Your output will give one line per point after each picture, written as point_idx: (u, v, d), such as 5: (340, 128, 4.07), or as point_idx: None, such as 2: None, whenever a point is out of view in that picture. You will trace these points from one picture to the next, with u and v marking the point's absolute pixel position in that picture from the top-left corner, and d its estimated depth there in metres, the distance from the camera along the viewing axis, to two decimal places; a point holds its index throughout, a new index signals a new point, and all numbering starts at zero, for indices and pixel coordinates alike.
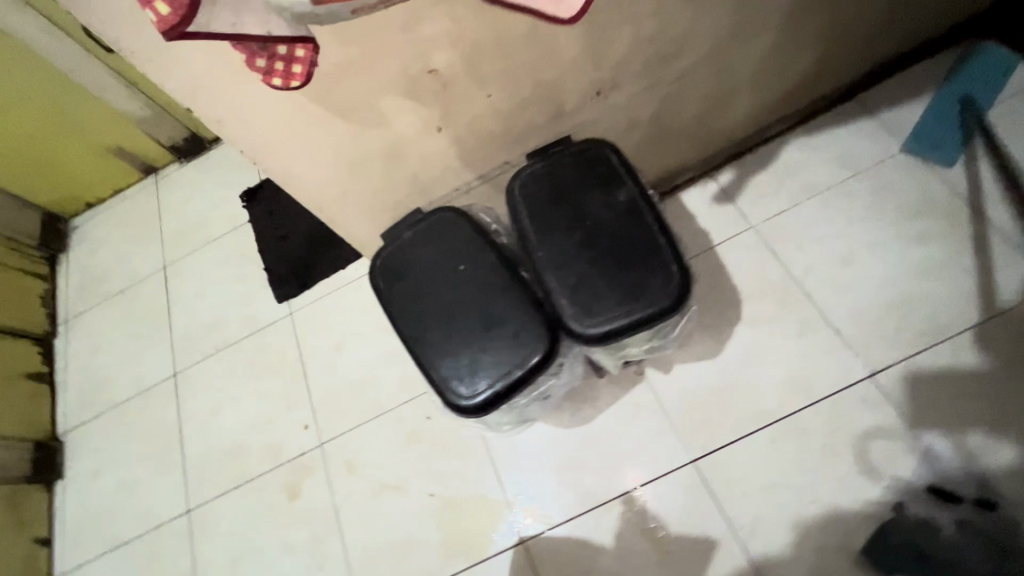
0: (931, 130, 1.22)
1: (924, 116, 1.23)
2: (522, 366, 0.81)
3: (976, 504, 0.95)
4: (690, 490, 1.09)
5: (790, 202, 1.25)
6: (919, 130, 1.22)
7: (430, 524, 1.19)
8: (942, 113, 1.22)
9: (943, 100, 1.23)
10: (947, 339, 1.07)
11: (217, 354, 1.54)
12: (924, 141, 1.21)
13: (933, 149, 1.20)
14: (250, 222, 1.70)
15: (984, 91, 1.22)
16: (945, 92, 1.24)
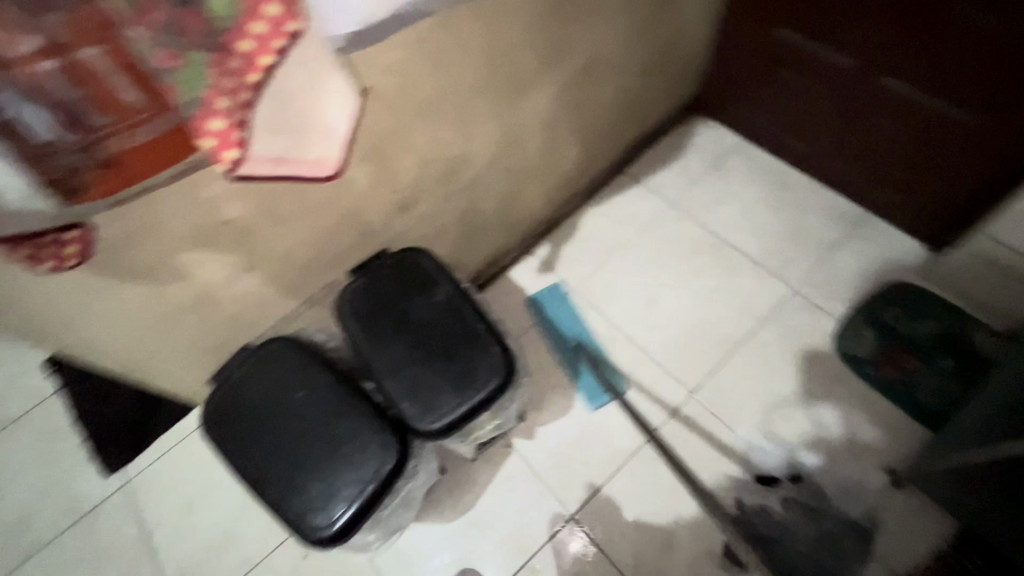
0: (586, 377, 1.30)
1: (568, 360, 1.33)
2: (375, 478, 0.83)
3: (791, 479, 1.14)
4: (575, 545, 1.14)
5: (566, 329, 1.37)
6: (580, 384, 1.30)
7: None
8: (572, 358, 1.33)
9: (566, 343, 1.35)
10: (736, 348, 1.30)
11: (32, 559, 1.28)
12: (591, 392, 1.29)
13: (599, 397, 1.28)
14: (60, 391, 1.49)
15: (572, 317, 1.39)
16: (559, 334, 1.36)
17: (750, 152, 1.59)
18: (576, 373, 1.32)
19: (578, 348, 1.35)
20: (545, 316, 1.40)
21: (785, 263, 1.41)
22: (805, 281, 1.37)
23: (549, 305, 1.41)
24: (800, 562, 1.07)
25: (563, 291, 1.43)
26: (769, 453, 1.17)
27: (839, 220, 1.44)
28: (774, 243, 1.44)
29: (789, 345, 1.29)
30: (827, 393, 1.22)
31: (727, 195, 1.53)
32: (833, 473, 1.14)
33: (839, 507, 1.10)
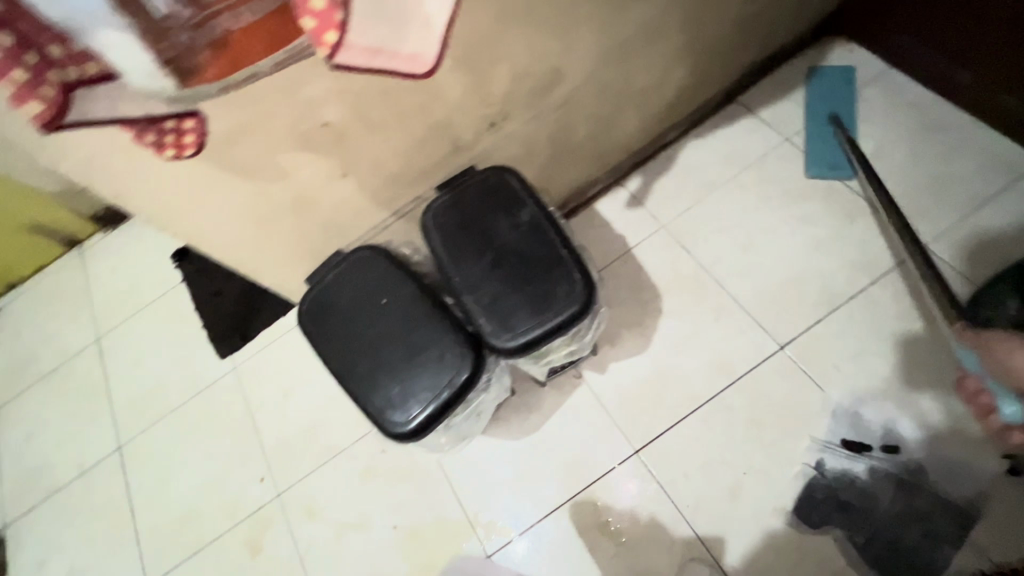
0: (822, 153, 1.32)
1: (808, 136, 1.35)
2: (450, 386, 0.86)
3: (883, 449, 1.05)
4: (637, 479, 1.15)
5: (813, 106, 1.38)
6: (815, 155, 1.32)
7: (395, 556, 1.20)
8: (821, 136, 1.34)
9: (820, 124, 1.35)
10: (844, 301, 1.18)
11: (162, 420, 1.50)
12: (820, 162, 1.31)
13: (832, 169, 1.30)
14: (184, 282, 1.69)
15: (846, 97, 1.36)
16: (811, 112, 1.37)
17: (893, 82, 1.36)
18: (812, 134, 1.35)
19: (820, 117, 1.36)
20: (812, 95, 1.39)
21: (918, 214, 1.22)
22: (941, 237, 1.19)
23: (824, 84, 1.39)
24: (882, 534, 1.00)
25: (849, 73, 1.38)
26: (862, 420, 1.08)
27: (997, 168, 1.21)
28: (909, 191, 1.24)
29: (907, 306, 1.15)
30: (946, 364, 1.09)
31: (857, 131, 1.33)
32: (936, 449, 1.03)
33: (938, 486, 1.00)
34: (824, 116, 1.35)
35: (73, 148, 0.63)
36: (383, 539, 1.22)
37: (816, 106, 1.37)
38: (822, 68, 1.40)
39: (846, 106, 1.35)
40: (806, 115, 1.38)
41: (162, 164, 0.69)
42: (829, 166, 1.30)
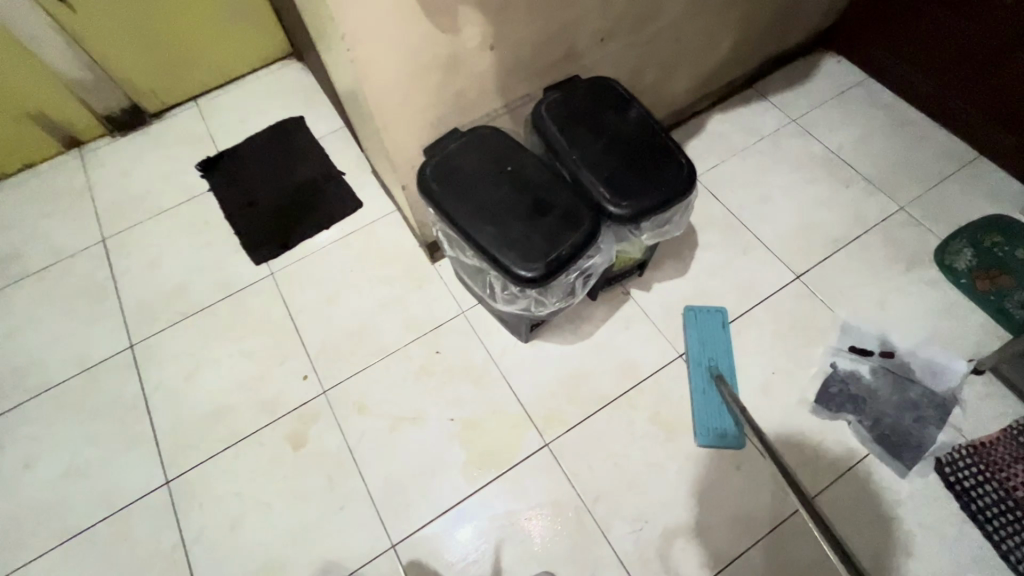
0: (708, 418, 1.22)
1: (694, 397, 1.25)
2: (575, 239, 0.95)
3: (882, 354, 1.28)
4: (682, 377, 1.28)
5: (695, 354, 1.30)
6: (700, 419, 1.22)
7: (452, 447, 1.24)
8: (705, 395, 1.25)
9: (702, 380, 1.27)
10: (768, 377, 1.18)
11: (185, 321, 1.43)
12: (706, 428, 1.21)
13: (720, 437, 1.20)
14: (210, 192, 1.64)
15: (723, 350, 1.31)
16: (693, 365, 1.29)
17: (871, 87, 1.69)
18: (697, 399, 1.25)
19: (703, 373, 1.28)
20: (690, 337, 1.32)
21: (896, 184, 1.52)
22: (913, 202, 1.48)
23: (699, 327, 1.33)
24: (885, 418, 1.20)
25: (722, 316, 1.35)
26: (864, 332, 1.31)
27: (950, 156, 1.55)
28: (888, 167, 1.55)
29: (891, 251, 1.42)
30: (923, 295, 1.35)
31: (847, 120, 1.63)
32: (920, 355, 1.27)
33: (924, 381, 1.24)
34: (708, 365, 1.29)
35: None
36: (439, 431, 1.26)
37: (696, 357, 1.30)
38: (694, 308, 1.35)
39: (725, 361, 1.29)
40: (689, 360, 1.30)
41: None
42: (715, 435, 1.20)
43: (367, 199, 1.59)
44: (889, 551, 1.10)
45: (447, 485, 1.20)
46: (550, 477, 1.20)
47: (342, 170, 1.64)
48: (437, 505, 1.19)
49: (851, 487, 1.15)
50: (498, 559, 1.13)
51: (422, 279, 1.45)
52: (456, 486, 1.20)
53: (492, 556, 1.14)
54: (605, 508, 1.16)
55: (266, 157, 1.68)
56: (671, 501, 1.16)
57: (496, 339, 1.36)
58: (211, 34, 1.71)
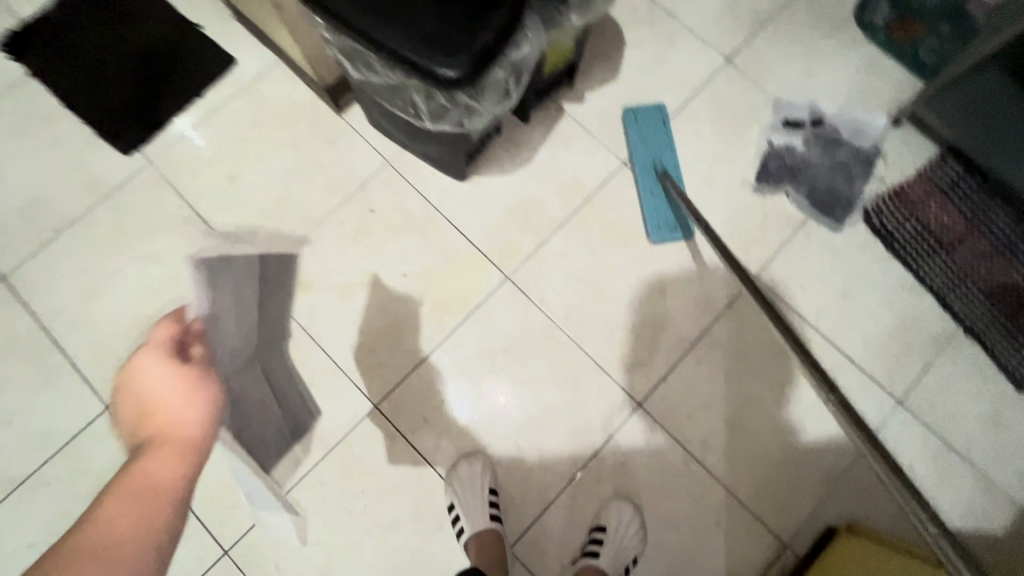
0: (658, 213, 1.22)
1: (642, 198, 1.23)
2: (496, 22, 0.81)
3: (813, 123, 1.29)
4: (629, 184, 1.25)
5: (639, 152, 1.26)
6: (651, 217, 1.22)
7: (412, 302, 1.19)
8: (653, 193, 1.23)
9: (648, 180, 1.24)
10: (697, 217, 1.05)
11: (62, 236, 1.21)
12: (658, 224, 1.21)
13: (672, 230, 1.21)
14: (34, 77, 1.30)
15: (666, 143, 1.27)
16: (638, 166, 1.25)
17: None
18: (645, 195, 1.23)
19: (648, 170, 1.24)
20: (633, 141, 1.27)
21: None
22: None
23: (640, 126, 1.27)
24: (819, 183, 1.25)
25: (661, 112, 1.29)
26: (795, 106, 1.31)
27: None
28: None
29: (815, 18, 1.38)
30: (847, 58, 1.35)
31: None
32: (846, 118, 1.30)
33: (851, 142, 1.28)
34: (653, 163, 1.25)
35: None
36: (394, 289, 1.19)
37: (640, 158, 1.25)
38: (634, 109, 1.28)
39: (669, 156, 1.26)
40: (634, 163, 1.25)
41: None
42: (668, 227, 1.21)
43: (240, 52, 1.32)
44: (831, 299, 1.20)
45: (415, 338, 1.17)
46: (517, 308, 1.18)
47: (197, 22, 1.33)
48: (410, 359, 1.16)
49: (795, 252, 1.22)
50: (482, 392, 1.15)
51: (334, 135, 1.27)
52: (426, 337, 1.17)
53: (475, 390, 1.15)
54: (575, 321, 1.18)
55: (91, 20, 1.33)
56: (637, 300, 1.19)
57: (433, 183, 1.25)
58: None
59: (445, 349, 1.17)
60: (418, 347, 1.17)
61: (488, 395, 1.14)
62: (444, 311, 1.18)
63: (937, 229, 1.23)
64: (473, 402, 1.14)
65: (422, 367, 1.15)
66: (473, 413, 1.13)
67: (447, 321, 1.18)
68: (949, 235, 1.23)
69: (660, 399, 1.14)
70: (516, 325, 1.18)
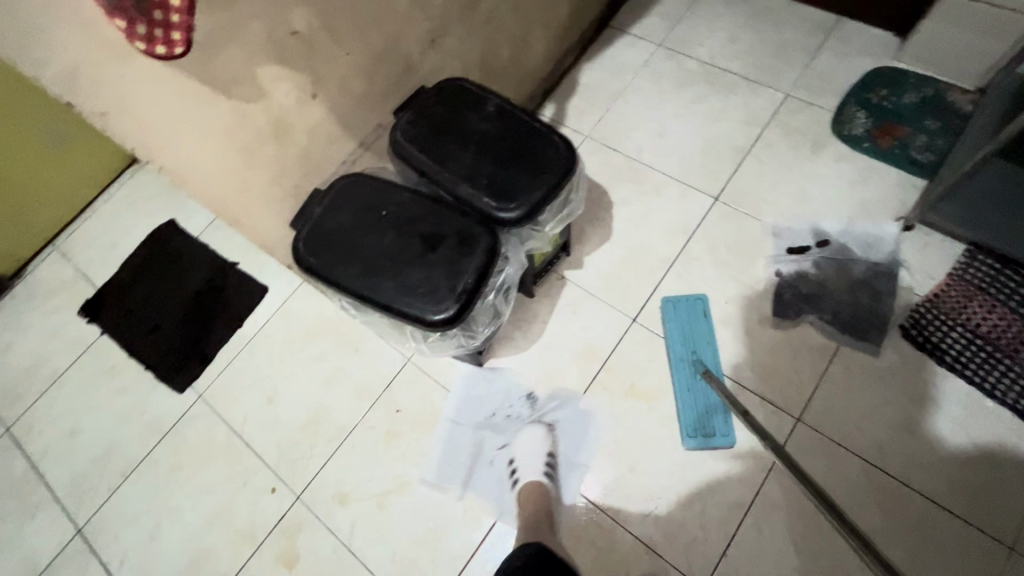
0: (694, 417, 1.16)
1: (678, 397, 1.18)
2: (477, 259, 0.88)
3: (818, 245, 1.27)
4: (644, 341, 1.25)
5: (676, 345, 1.22)
6: (687, 420, 1.15)
7: (472, 430, 1.23)
8: (691, 393, 1.18)
9: (685, 377, 1.19)
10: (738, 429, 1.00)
11: (128, 480, 1.31)
12: (694, 430, 1.14)
13: (709, 437, 1.13)
14: (105, 334, 1.50)
15: (709, 341, 1.21)
16: (674, 362, 1.21)
17: None
18: (679, 392, 1.18)
19: (687, 366, 1.20)
20: (670, 333, 1.24)
21: (776, 73, 1.50)
22: (797, 85, 1.47)
23: (679, 317, 1.25)
24: (842, 307, 1.20)
25: (703, 303, 1.25)
26: (796, 230, 1.30)
27: (817, 27, 1.53)
28: (765, 59, 1.52)
29: (793, 141, 1.41)
30: (840, 171, 1.35)
31: (710, 27, 1.59)
32: (853, 232, 1.27)
33: (865, 257, 1.24)
34: (690, 359, 1.20)
35: (142, 103, 0.76)
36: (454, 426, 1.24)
37: (677, 353, 1.22)
38: (673, 299, 1.26)
39: (709, 353, 1.20)
40: (670, 355, 1.22)
41: (197, 120, 0.80)
42: (704, 433, 1.14)
43: (272, 279, 1.48)
44: (892, 434, 1.10)
45: (488, 464, 1.20)
46: (562, 408, 1.21)
47: (234, 260, 1.52)
48: (488, 491, 1.17)
49: (835, 385, 1.15)
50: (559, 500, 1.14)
51: (357, 341, 1.36)
52: (496, 463, 1.20)
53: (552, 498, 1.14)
54: (616, 500, 1.12)
55: (152, 274, 1.55)
56: (677, 466, 1.13)
57: (453, 373, 1.29)
58: (41, 167, 1.55)
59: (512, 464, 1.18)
60: (488, 474, 1.19)
61: (567, 503, 1.13)
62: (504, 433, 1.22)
63: (989, 333, 1.13)
64: (558, 509, 1.13)
65: (503, 491, 1.17)
66: (560, 525, 1.12)
67: (509, 436, 1.21)
68: (1010, 341, 1.12)
69: None
70: (573, 418, 1.20)
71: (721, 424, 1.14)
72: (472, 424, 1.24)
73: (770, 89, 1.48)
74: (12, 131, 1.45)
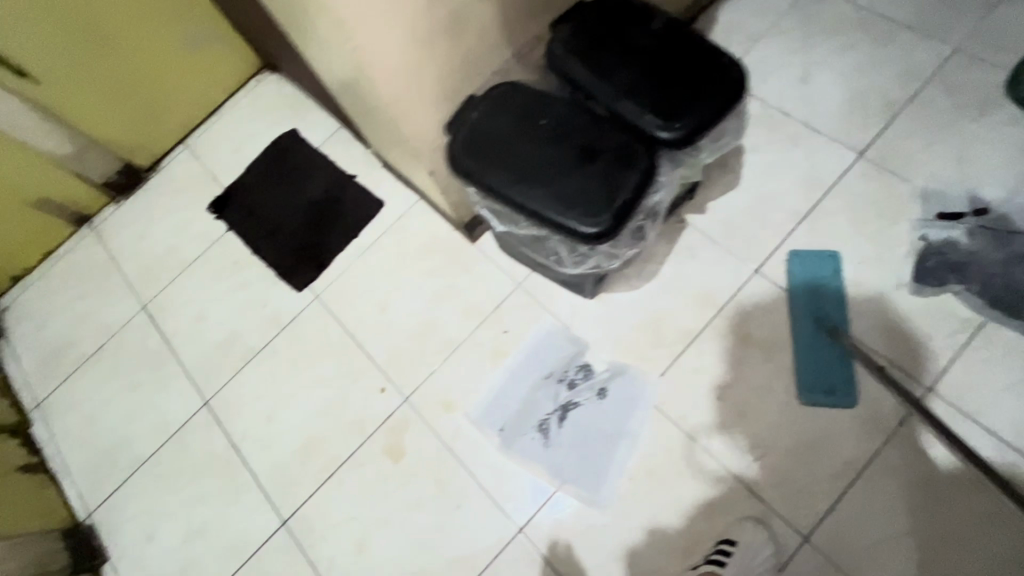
0: (815, 372, 1.12)
1: (799, 351, 1.15)
2: (636, 176, 0.87)
3: (974, 212, 1.18)
4: (765, 292, 1.21)
5: (800, 299, 1.18)
6: (806, 375, 1.13)
7: (530, 384, 1.25)
8: (814, 349, 1.14)
9: (809, 332, 1.15)
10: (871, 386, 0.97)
11: (249, 365, 1.42)
12: (814, 385, 1.11)
13: (829, 394, 1.11)
14: (230, 232, 1.59)
15: (837, 298, 1.17)
16: (797, 316, 1.17)
17: None
18: (801, 347, 1.15)
19: (812, 321, 1.16)
20: (794, 286, 1.19)
21: (944, 24, 1.36)
22: (967, 38, 1.33)
23: (807, 271, 1.20)
24: (994, 280, 1.12)
25: (835, 260, 1.20)
26: (949, 195, 1.21)
27: None
28: (933, 8, 1.38)
29: (955, 100, 1.29)
30: (1007, 137, 1.23)
31: None
32: (1016, 203, 1.17)
33: None
34: (815, 315, 1.16)
35: None
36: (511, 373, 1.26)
37: (801, 307, 1.17)
38: (801, 252, 1.21)
39: (837, 310, 1.16)
40: (792, 309, 1.18)
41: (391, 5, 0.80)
42: (825, 389, 1.11)
43: (388, 195, 1.52)
44: None
45: (534, 415, 1.23)
46: (672, 348, 1.21)
47: (352, 173, 1.57)
48: (537, 442, 1.20)
49: (974, 359, 1.09)
50: (603, 467, 1.16)
51: (468, 262, 1.39)
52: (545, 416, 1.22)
53: (597, 462, 1.17)
54: (721, 442, 1.13)
55: (275, 180, 1.62)
56: (789, 419, 1.11)
57: (562, 302, 1.30)
58: (180, 65, 1.62)
59: (563, 424, 1.20)
60: (537, 424, 1.22)
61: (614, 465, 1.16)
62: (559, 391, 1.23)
63: None
64: (602, 474, 1.16)
65: (549, 444, 1.20)
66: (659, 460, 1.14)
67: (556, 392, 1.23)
68: None
69: (829, 534, 1.03)
70: (622, 384, 1.21)
71: (844, 382, 1.11)
72: (516, 377, 1.26)
73: (935, 41, 1.35)
74: (159, 25, 1.51)
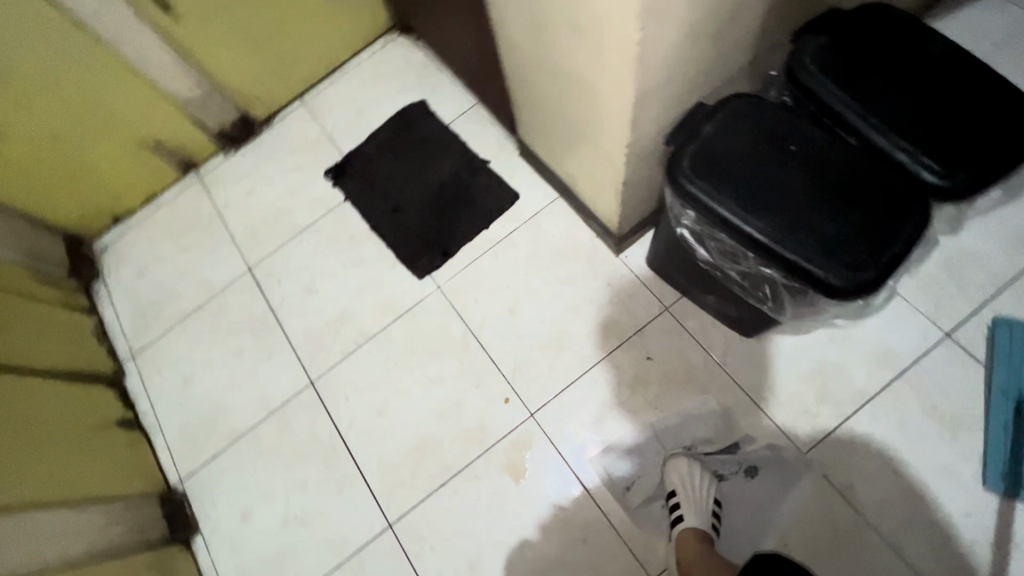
0: (1007, 460, 1.01)
1: (990, 433, 1.03)
2: (904, 231, 0.77)
3: None
4: (956, 361, 1.08)
5: (999, 375, 1.05)
6: (996, 461, 1.01)
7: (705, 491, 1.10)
8: (1010, 434, 1.02)
9: (1005, 414, 1.03)
10: None
11: (360, 350, 1.34)
12: (1005, 475, 1.00)
13: (1020, 487, 1.00)
14: (348, 202, 1.49)
15: None
16: (994, 393, 1.05)
17: None
18: (992, 428, 1.03)
19: (1010, 403, 1.04)
20: (994, 359, 1.07)
21: None
22: None
23: (1013, 345, 1.07)
24: None
25: None
26: None
27: None
28: None
29: None
30: None
31: None
32: None
33: None
34: (1016, 396, 1.04)
35: None
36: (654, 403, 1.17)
37: (999, 384, 1.05)
38: (1008, 322, 1.08)
39: None
40: (988, 385, 1.06)
41: None
42: (1016, 481, 1.00)
43: (524, 188, 1.40)
44: None
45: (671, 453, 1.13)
46: (842, 407, 1.09)
47: (485, 158, 1.45)
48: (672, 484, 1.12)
49: None
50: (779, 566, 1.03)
51: (610, 277, 1.27)
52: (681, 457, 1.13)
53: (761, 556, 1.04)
54: (891, 522, 1.02)
55: (399, 152, 1.51)
56: (974, 509, 1.01)
57: (715, 337, 1.19)
58: (316, 15, 1.50)
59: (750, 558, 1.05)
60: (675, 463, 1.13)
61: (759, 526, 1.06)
62: (727, 499, 1.08)
63: None
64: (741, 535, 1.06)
65: None
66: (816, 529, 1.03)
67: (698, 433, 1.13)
68: None
69: None
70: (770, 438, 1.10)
71: None
72: (659, 404, 1.16)
73: None
74: None
